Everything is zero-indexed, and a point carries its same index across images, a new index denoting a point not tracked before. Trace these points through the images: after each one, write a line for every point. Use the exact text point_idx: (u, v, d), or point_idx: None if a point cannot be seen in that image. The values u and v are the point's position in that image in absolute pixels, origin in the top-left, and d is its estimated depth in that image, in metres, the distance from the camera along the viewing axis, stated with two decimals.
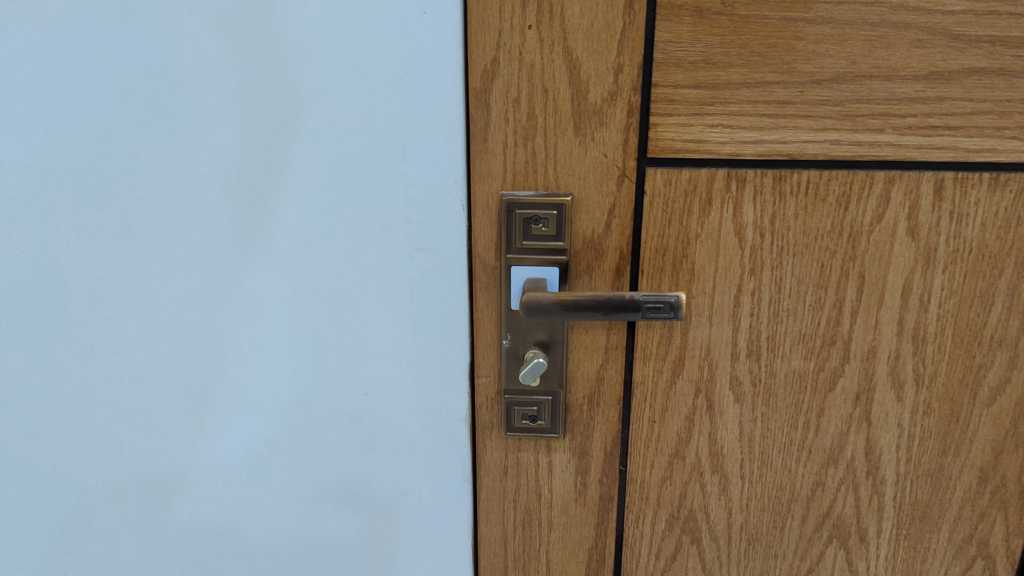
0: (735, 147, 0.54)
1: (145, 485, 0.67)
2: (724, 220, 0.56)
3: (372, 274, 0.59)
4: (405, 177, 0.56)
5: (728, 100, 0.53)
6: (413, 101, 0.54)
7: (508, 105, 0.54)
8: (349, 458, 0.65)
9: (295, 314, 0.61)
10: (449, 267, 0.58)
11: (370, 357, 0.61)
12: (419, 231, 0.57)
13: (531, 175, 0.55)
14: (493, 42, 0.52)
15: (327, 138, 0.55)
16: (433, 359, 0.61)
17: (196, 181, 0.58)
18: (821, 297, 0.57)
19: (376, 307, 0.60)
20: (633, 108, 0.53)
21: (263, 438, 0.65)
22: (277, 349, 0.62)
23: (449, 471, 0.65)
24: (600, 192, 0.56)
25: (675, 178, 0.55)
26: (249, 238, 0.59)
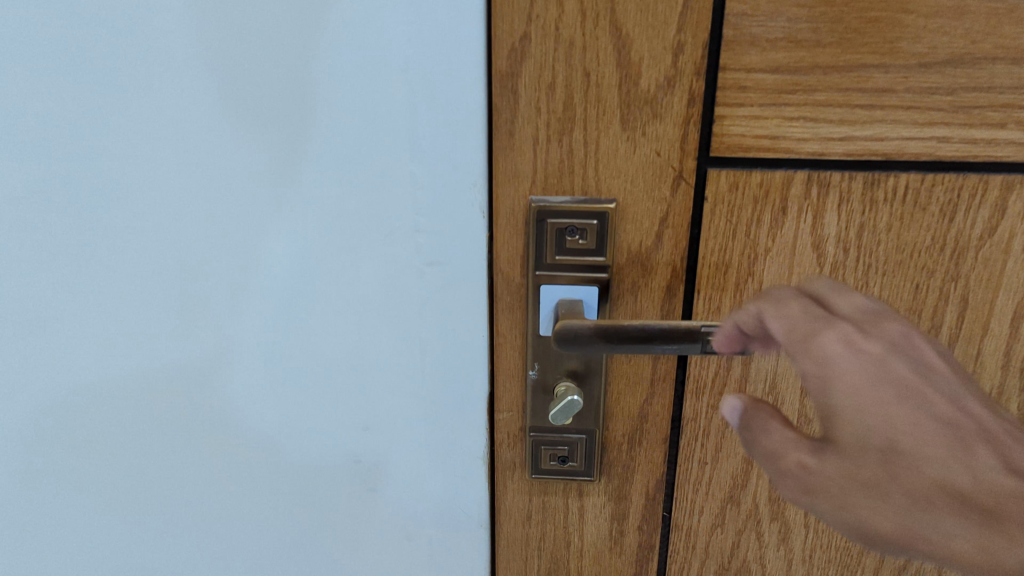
0: (820, 145, 0.44)
1: (118, 522, 0.59)
2: (801, 233, 0.46)
3: (375, 292, 0.49)
4: (414, 180, 0.46)
5: (813, 87, 0.43)
6: (423, 87, 0.43)
7: (540, 93, 0.44)
8: (347, 498, 0.56)
9: (284, 336, 0.51)
10: (466, 285, 0.48)
11: (372, 386, 0.52)
12: (430, 244, 0.47)
13: (567, 176, 0.45)
14: (522, 14, 0.42)
15: (317, 134, 0.45)
16: (447, 390, 0.52)
17: (162, 183, 0.48)
18: (914, 323, 0.48)
19: (380, 330, 0.50)
20: (695, 97, 0.43)
21: (250, 475, 0.56)
22: (264, 376, 0.53)
23: (464, 514, 0.56)
24: (650, 197, 0.46)
25: (743, 182, 0.45)
26: (228, 250, 0.49)
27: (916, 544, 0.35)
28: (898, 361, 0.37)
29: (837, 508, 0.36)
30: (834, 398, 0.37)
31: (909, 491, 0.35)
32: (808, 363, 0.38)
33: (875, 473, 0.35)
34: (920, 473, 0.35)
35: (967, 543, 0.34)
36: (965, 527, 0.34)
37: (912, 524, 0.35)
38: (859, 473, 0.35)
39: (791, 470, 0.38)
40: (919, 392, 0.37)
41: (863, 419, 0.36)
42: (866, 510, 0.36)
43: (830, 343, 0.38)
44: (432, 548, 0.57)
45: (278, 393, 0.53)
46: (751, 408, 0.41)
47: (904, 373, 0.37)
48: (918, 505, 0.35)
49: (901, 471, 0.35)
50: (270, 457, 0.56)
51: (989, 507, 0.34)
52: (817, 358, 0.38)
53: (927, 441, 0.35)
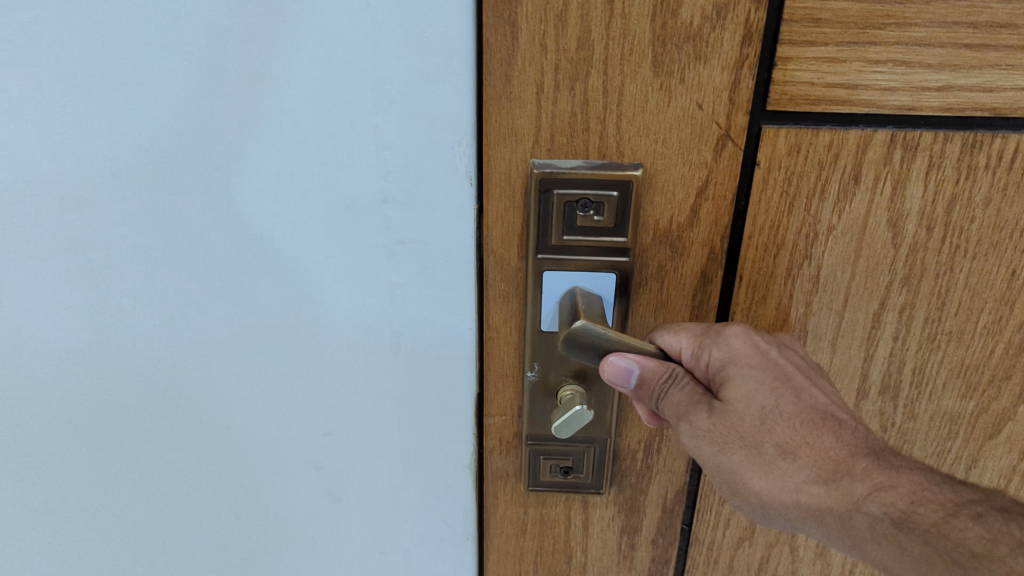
0: (911, 96, 0.34)
1: (31, 543, 0.49)
2: (875, 207, 0.36)
3: (334, 280, 0.39)
4: (380, 138, 0.35)
5: (909, 21, 0.32)
6: (391, 15, 0.32)
7: (547, 25, 0.33)
8: (304, 516, 0.47)
9: (217, 329, 0.41)
10: (448, 270, 0.38)
11: (334, 392, 0.42)
12: (402, 218, 0.37)
13: (580, 134, 0.35)
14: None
15: (254, 79, 0.34)
16: (425, 392, 0.42)
17: (50, 143, 0.36)
18: (1002, 316, 0.39)
19: (341, 325, 0.40)
20: (753, 32, 0.33)
21: (189, 491, 0.47)
22: (199, 378, 0.42)
23: (448, 529, 0.46)
24: (687, 161, 0.35)
25: (807, 143, 0.35)
26: (144, 228, 0.38)
27: (770, 491, 0.33)
28: (788, 351, 0.36)
29: (712, 451, 0.34)
30: (733, 366, 0.35)
31: (779, 444, 0.33)
32: (710, 355, 0.35)
33: (751, 428, 0.33)
34: (795, 432, 0.33)
35: (814, 484, 0.33)
36: (817, 471, 0.33)
37: (779, 473, 0.33)
38: (741, 425, 0.33)
39: (679, 421, 0.35)
40: (806, 377, 0.35)
41: (755, 383, 0.34)
42: (740, 458, 0.34)
43: (734, 331, 0.35)
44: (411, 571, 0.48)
45: (217, 399, 0.43)
46: (659, 372, 0.36)
47: (796, 360, 0.36)
48: (784, 455, 0.33)
49: (773, 428, 0.33)
50: (211, 470, 0.46)
51: (841, 459, 0.33)
52: (715, 339, 0.35)
53: (803, 411, 0.34)
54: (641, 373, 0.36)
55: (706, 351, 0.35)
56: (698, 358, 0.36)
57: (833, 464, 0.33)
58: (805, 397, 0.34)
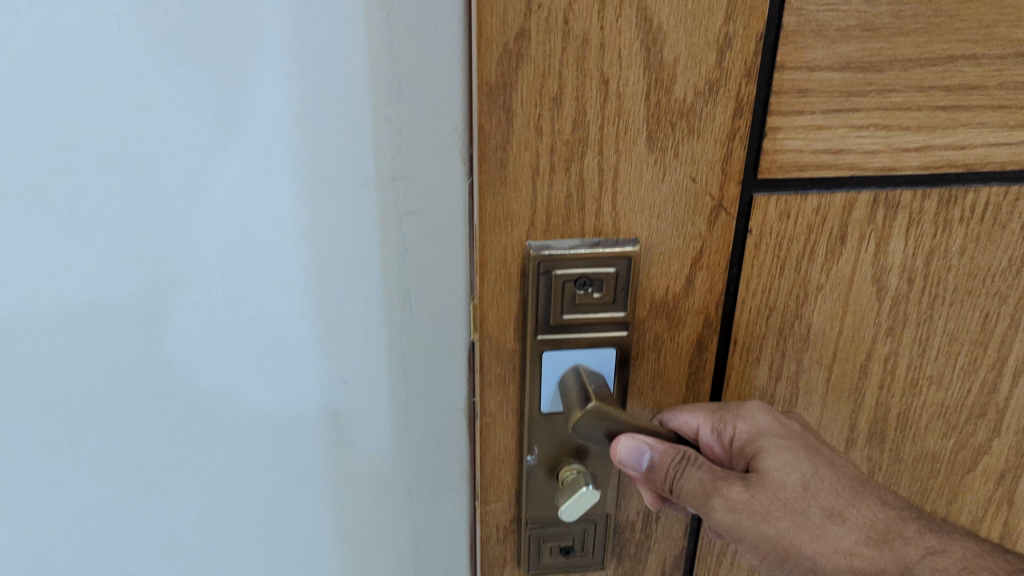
0: (891, 158, 0.35)
1: (18, 558, 0.47)
2: (861, 265, 0.37)
3: (342, 258, 0.40)
4: (391, 122, 0.37)
5: (888, 88, 0.33)
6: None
7: (544, 109, 0.32)
8: (313, 497, 0.48)
9: (225, 317, 0.42)
10: (449, 250, 0.39)
11: (342, 369, 0.44)
12: (408, 199, 0.38)
13: (575, 214, 0.35)
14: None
15: (267, 48, 0.36)
16: (427, 372, 0.43)
17: (56, 109, 0.37)
18: (977, 357, 0.40)
19: (350, 293, 0.41)
20: (744, 105, 0.33)
21: (192, 484, 0.46)
22: (205, 355, 0.43)
23: (443, 514, 0.47)
24: (680, 233, 0.35)
25: (796, 208, 0.35)
26: (160, 218, 0.39)
27: (821, 556, 0.33)
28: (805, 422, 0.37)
29: (755, 522, 0.34)
30: (763, 436, 0.35)
31: (825, 507, 0.34)
32: (738, 426, 0.36)
33: (796, 496, 0.34)
34: (838, 495, 0.34)
35: (865, 547, 0.33)
36: (868, 533, 0.33)
37: (828, 537, 0.33)
38: (785, 493, 0.34)
39: (712, 498, 0.34)
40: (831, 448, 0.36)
41: (793, 453, 0.34)
42: (786, 525, 0.34)
43: (756, 402, 0.36)
44: (417, 546, 0.49)
45: (228, 382, 0.44)
46: (672, 454, 0.35)
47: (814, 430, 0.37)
48: (833, 518, 0.34)
49: (817, 494, 0.34)
50: (218, 451, 0.46)
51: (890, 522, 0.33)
52: (738, 411, 0.36)
53: (841, 478, 0.34)
54: (652, 456, 0.35)
55: (731, 424, 0.36)
56: (719, 433, 0.36)
57: (884, 526, 0.33)
58: (838, 465, 0.35)
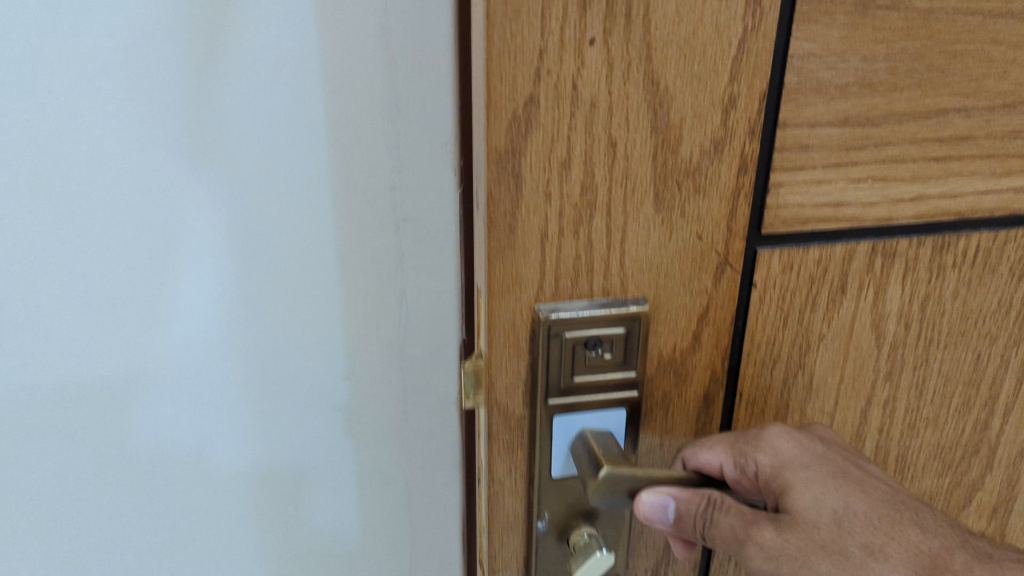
0: (888, 208, 0.35)
1: (74, 523, 0.54)
2: (861, 313, 0.38)
3: (353, 249, 0.48)
4: (390, 138, 0.45)
5: (884, 142, 0.34)
6: (396, 41, 0.43)
7: (553, 173, 0.32)
8: (322, 461, 0.55)
9: (254, 299, 0.49)
10: (438, 241, 0.48)
11: (350, 344, 0.51)
12: (404, 202, 0.47)
13: (583, 276, 0.34)
14: (530, 66, 0.30)
15: (291, 76, 0.43)
16: (421, 345, 0.51)
17: (120, 127, 0.44)
18: (970, 396, 0.41)
19: (357, 284, 0.49)
20: (748, 163, 0.33)
21: (221, 448, 0.54)
22: (239, 333, 0.50)
23: (436, 471, 0.55)
24: (687, 289, 0.35)
25: (799, 261, 0.36)
26: (206, 216, 0.47)
27: None
28: (831, 442, 0.36)
29: (793, 568, 0.33)
30: (787, 470, 0.35)
31: (864, 544, 0.33)
32: (760, 459, 0.35)
33: (830, 534, 0.33)
34: (875, 527, 0.33)
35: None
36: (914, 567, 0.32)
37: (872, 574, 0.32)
38: (819, 534, 0.33)
39: (745, 545, 0.33)
40: (860, 469, 0.35)
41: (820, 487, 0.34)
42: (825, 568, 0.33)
43: (775, 431, 0.36)
44: (414, 510, 0.57)
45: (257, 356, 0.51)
46: (695, 500, 0.34)
47: (840, 450, 0.36)
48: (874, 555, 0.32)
49: (854, 528, 0.33)
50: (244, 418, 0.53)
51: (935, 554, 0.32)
52: (757, 444, 0.36)
53: (875, 504, 0.33)
54: (677, 505, 0.34)
55: (753, 458, 0.35)
56: (742, 467, 0.36)
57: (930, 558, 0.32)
58: (869, 489, 0.34)
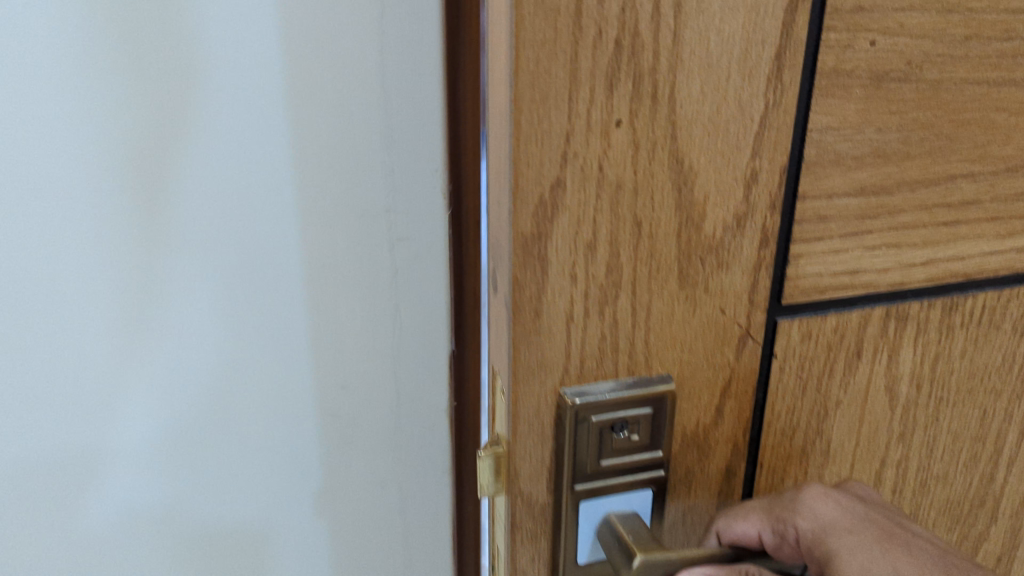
0: (901, 273, 0.36)
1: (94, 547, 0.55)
2: (875, 377, 0.37)
3: (350, 271, 0.50)
4: (384, 163, 0.47)
5: (897, 210, 0.34)
6: (390, 70, 0.45)
7: (580, 255, 0.31)
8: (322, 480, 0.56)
9: (253, 323, 0.50)
10: (430, 260, 0.50)
11: (347, 365, 0.52)
12: (400, 222, 0.49)
13: (609, 356, 0.33)
14: (556, 150, 0.29)
15: (290, 103, 0.45)
16: (415, 361, 0.53)
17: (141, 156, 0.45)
18: (978, 451, 0.41)
19: (353, 305, 0.51)
20: (769, 236, 0.33)
21: (210, 475, 0.54)
22: (244, 357, 0.51)
23: (429, 483, 0.57)
24: (710, 363, 0.35)
25: (817, 329, 0.36)
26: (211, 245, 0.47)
27: None
28: (867, 500, 0.36)
29: None
30: (831, 536, 0.34)
31: None
32: (801, 523, 0.34)
33: None
34: None
35: None
36: None
37: None
38: None
39: None
40: (901, 528, 0.34)
41: (868, 555, 0.33)
42: None
43: (813, 492, 0.35)
44: (406, 521, 0.58)
45: (259, 377, 0.52)
46: None
47: (879, 508, 0.35)
48: None
49: None
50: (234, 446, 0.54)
51: None
52: (796, 509, 0.35)
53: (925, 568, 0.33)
54: None
55: (794, 524, 0.34)
56: (781, 532, 0.35)
57: None
58: (914, 550, 0.33)
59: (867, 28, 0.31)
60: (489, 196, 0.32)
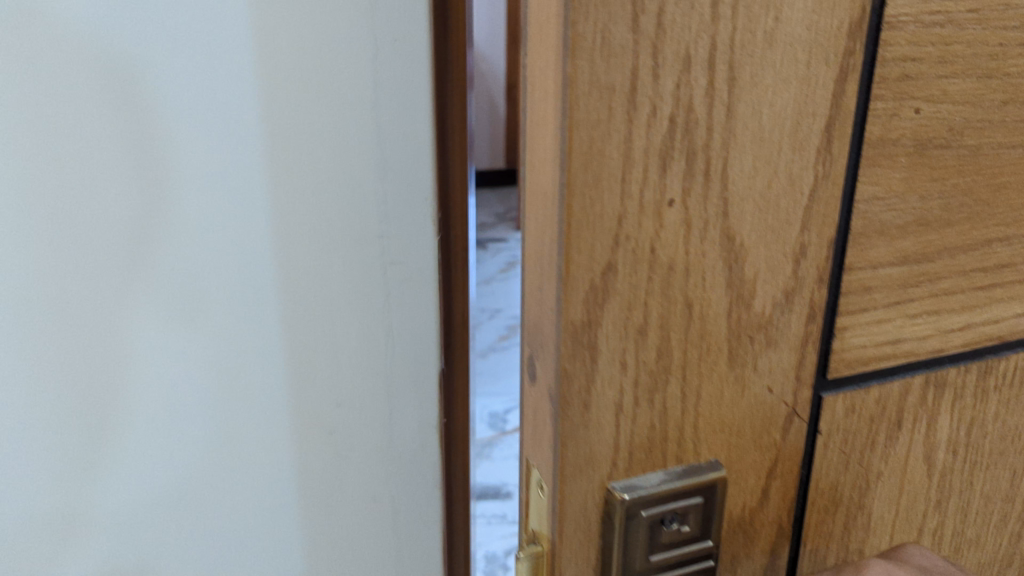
0: (940, 339, 0.35)
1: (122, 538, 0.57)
2: (915, 445, 0.36)
3: (344, 297, 0.54)
4: (380, 193, 0.52)
5: (938, 276, 0.33)
6: (384, 103, 0.50)
7: (631, 340, 0.29)
8: (318, 500, 0.59)
9: (251, 353, 0.54)
10: (421, 282, 0.54)
11: (339, 389, 0.56)
12: (393, 247, 0.53)
13: (658, 444, 0.31)
14: (608, 233, 0.27)
15: (290, 142, 0.49)
16: (410, 378, 0.57)
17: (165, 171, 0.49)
18: (1008, 511, 0.41)
19: (347, 327, 0.55)
20: (816, 310, 0.32)
21: (213, 464, 0.57)
22: (248, 378, 0.55)
23: (420, 497, 0.60)
24: (757, 444, 0.33)
25: (861, 402, 0.34)
26: (216, 275, 0.52)
27: None
28: None
29: None
30: None
31: None
32: None
33: None
34: None
35: None
36: None
37: None
38: None
39: None
40: None
41: None
42: None
43: None
44: (398, 542, 0.61)
45: (259, 401, 0.56)
46: None
47: None
48: None
49: None
50: (237, 441, 0.56)
51: None
52: None
53: None
54: None
55: None
56: None
57: None
58: None
59: (912, 96, 0.30)
60: (527, 279, 0.30)
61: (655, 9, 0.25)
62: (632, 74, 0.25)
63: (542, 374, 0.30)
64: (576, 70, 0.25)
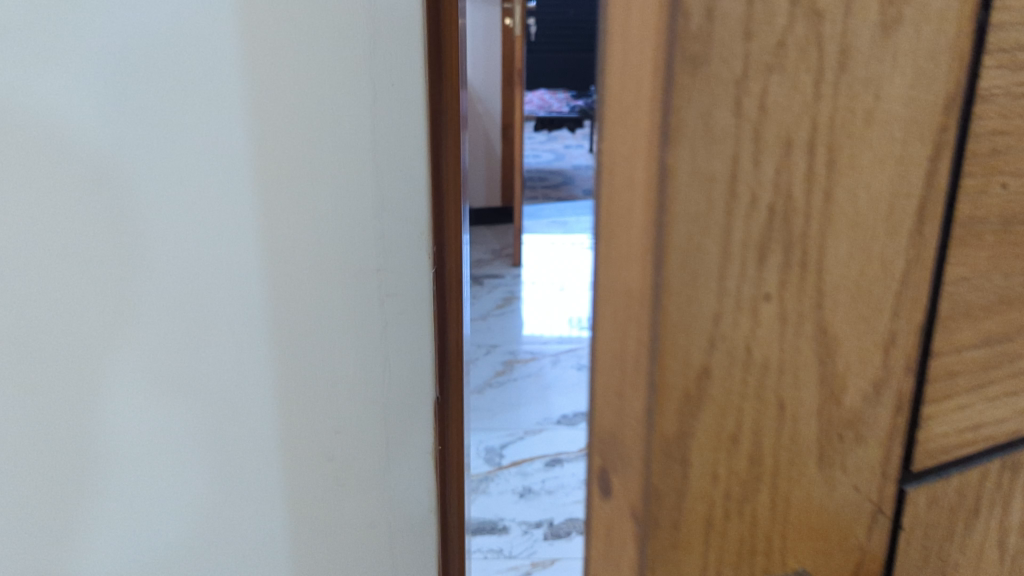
0: (1016, 422, 0.33)
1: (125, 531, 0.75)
2: (989, 535, 0.34)
3: (343, 314, 0.72)
4: (378, 232, 0.70)
5: (1016, 356, 0.31)
6: (384, 132, 0.68)
7: (721, 452, 0.26)
8: (329, 504, 0.78)
9: (281, 360, 0.72)
10: (416, 307, 0.73)
11: (345, 390, 0.74)
12: (388, 281, 0.72)
13: (746, 556, 0.28)
14: (705, 336, 0.25)
15: (314, 173, 0.68)
16: (408, 378, 0.74)
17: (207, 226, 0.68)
18: None
19: (346, 343, 0.73)
20: (903, 403, 0.29)
21: (212, 458, 0.75)
22: (275, 386, 0.73)
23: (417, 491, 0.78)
24: (842, 549, 0.30)
25: (942, 494, 0.32)
26: (286, 305, 0.71)
27: None
28: None
29: None
30: None
31: None
32: None
33: None
34: None
35: None
36: None
37: None
38: None
39: None
40: None
41: None
42: None
43: None
44: (392, 525, 0.79)
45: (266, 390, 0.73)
46: None
47: None
48: None
49: None
50: (245, 447, 0.75)
51: None
52: None
53: None
54: None
55: None
56: None
57: None
58: None
59: (1002, 171, 0.28)
60: (597, 379, 0.27)
61: (757, 93, 0.23)
62: (732, 159, 0.23)
63: (623, 492, 0.26)
64: (677, 162, 0.22)
